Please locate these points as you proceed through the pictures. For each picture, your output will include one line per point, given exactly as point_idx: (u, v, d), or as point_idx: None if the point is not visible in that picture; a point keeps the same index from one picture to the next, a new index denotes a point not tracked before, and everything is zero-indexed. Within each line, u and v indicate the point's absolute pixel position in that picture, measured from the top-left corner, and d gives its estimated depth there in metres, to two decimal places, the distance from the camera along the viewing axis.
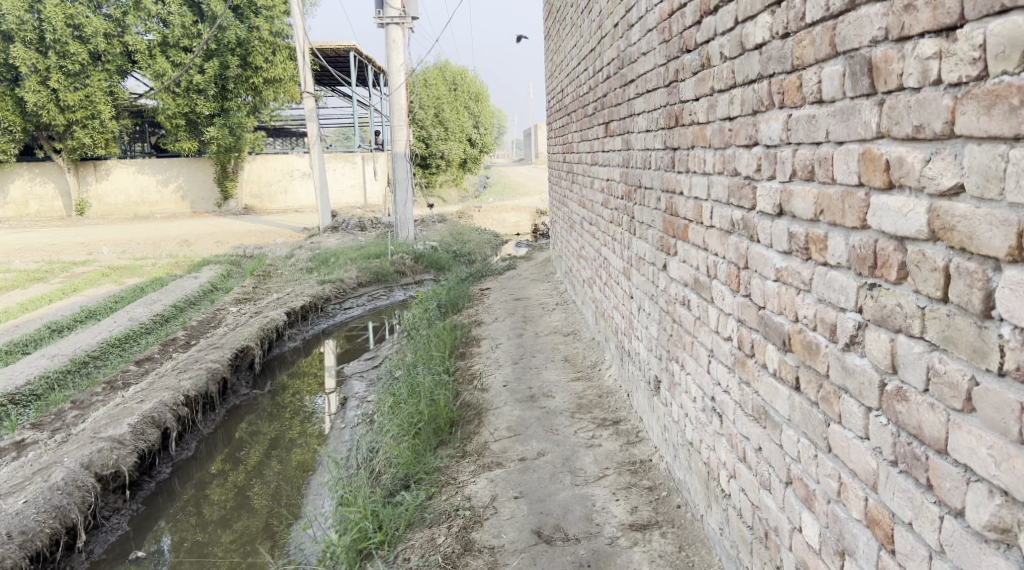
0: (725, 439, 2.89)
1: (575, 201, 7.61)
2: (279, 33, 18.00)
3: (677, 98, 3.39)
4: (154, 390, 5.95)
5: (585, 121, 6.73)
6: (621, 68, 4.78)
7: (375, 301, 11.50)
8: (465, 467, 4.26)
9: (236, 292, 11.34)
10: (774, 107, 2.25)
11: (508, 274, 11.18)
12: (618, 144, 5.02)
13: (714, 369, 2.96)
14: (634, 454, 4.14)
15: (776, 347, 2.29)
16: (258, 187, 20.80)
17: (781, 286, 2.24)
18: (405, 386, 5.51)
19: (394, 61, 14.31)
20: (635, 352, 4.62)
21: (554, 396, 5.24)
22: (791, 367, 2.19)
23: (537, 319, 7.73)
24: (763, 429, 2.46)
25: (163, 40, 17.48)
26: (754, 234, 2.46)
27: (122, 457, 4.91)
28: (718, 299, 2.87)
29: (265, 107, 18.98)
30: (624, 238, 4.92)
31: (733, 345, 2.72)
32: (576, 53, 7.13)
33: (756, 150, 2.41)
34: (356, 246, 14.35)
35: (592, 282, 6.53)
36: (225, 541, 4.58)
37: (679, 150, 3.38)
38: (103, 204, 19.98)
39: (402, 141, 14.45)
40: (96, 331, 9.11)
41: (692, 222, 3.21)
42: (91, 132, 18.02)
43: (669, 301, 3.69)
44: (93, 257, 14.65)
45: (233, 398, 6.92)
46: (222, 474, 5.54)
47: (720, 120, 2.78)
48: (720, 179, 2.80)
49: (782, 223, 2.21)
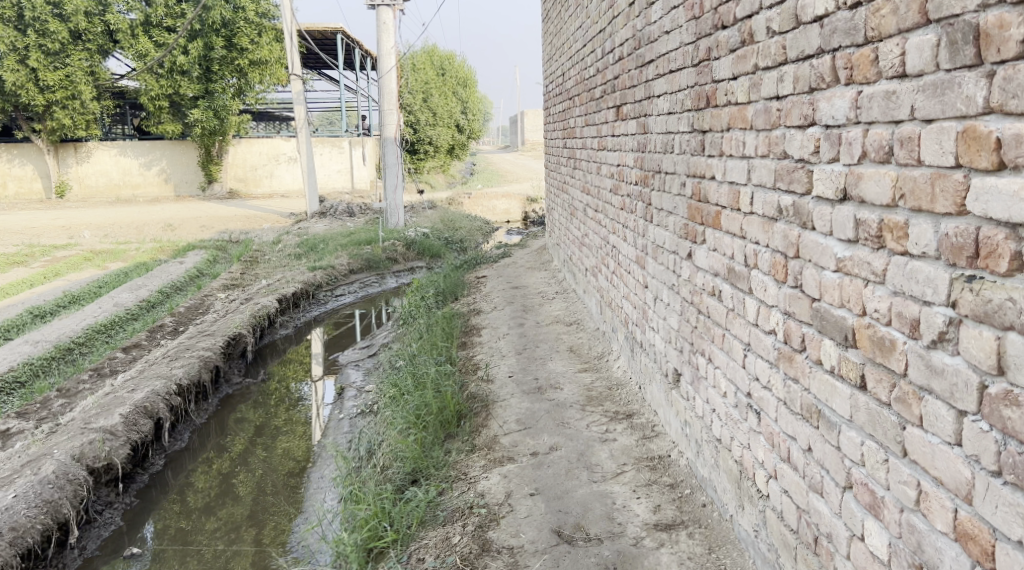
0: (763, 437, 2.74)
1: (577, 187, 7.43)
2: (265, 13, 17.65)
3: (709, 77, 3.23)
4: (145, 379, 5.73)
5: (590, 105, 6.55)
6: (637, 49, 4.60)
7: (366, 288, 11.30)
8: (474, 462, 4.10)
9: (224, 278, 11.08)
10: (838, 84, 2.08)
11: (503, 262, 10.99)
12: (632, 127, 4.84)
13: (751, 364, 2.81)
14: (651, 449, 3.99)
15: (835, 342, 2.14)
16: (243, 171, 20.46)
17: (843, 278, 2.08)
18: (408, 377, 5.33)
19: (384, 44, 14.05)
20: (650, 343, 4.47)
21: (562, 388, 5.08)
22: (854, 364, 2.04)
23: (537, 308, 7.56)
24: (813, 429, 2.32)
25: (146, 20, 17.06)
26: (808, 221, 2.31)
27: (115, 449, 4.69)
28: (757, 290, 2.72)
29: (250, 90, 18.59)
30: (637, 225, 4.76)
31: (777, 339, 2.57)
32: (580, 35, 6.93)
33: (812, 130, 2.25)
34: (345, 232, 14.10)
35: (596, 271, 6.37)
36: (209, 529, 4.49)
37: (711, 133, 3.21)
38: (84, 186, 19.56)
39: (392, 125, 14.17)
40: (81, 316, 8.85)
41: (726, 209, 3.05)
42: (71, 113, 17.61)
43: (694, 292, 3.53)
44: (75, 241, 14.30)
45: (226, 387, 6.70)
46: (208, 461, 5.44)
47: (765, 99, 2.61)
48: (764, 163, 2.64)
49: (846, 208, 2.06)
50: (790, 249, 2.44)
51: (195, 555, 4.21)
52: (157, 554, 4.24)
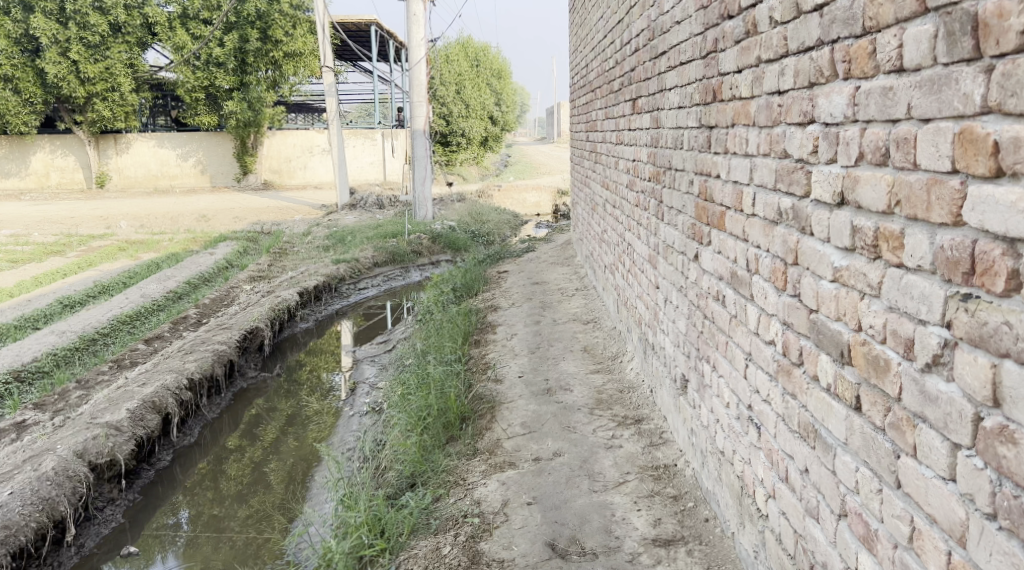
0: (763, 453, 2.59)
1: (598, 182, 7.26)
2: (300, 6, 17.70)
3: (715, 70, 3.05)
4: (156, 373, 5.74)
5: (610, 97, 6.37)
6: (651, 40, 4.43)
7: (390, 282, 11.28)
8: (475, 467, 4.01)
9: (251, 269, 11.12)
10: (837, 78, 1.92)
11: (527, 256, 10.84)
12: (647, 121, 4.66)
13: (752, 376, 2.65)
14: (657, 457, 3.84)
15: (832, 358, 1.98)
16: (278, 163, 20.61)
17: (840, 289, 1.92)
18: (416, 376, 5.24)
19: (414, 35, 13.95)
20: (660, 347, 4.32)
21: (571, 390, 4.95)
22: (850, 384, 1.88)
23: (555, 305, 7.42)
24: (810, 449, 2.16)
25: (183, 12, 17.24)
26: (807, 225, 2.14)
27: (118, 445, 4.72)
28: (758, 297, 2.56)
29: (285, 82, 18.66)
30: (650, 223, 4.60)
31: (776, 350, 2.41)
32: (603, 25, 6.75)
33: (811, 128, 2.09)
34: (373, 225, 14.09)
35: (614, 269, 6.21)
36: (241, 516, 4.60)
37: (716, 129, 3.05)
38: (123, 177, 19.89)
39: (421, 118, 14.07)
40: (108, 307, 8.94)
41: (729, 209, 2.89)
42: (111, 104, 17.89)
43: (700, 296, 3.37)
44: (112, 231, 14.53)
45: (240, 381, 6.69)
46: (240, 451, 5.58)
47: (767, 94, 2.44)
48: (766, 162, 2.47)
49: (844, 213, 1.89)
50: (790, 255, 2.27)
51: (228, 542, 4.32)
52: (190, 542, 4.38)
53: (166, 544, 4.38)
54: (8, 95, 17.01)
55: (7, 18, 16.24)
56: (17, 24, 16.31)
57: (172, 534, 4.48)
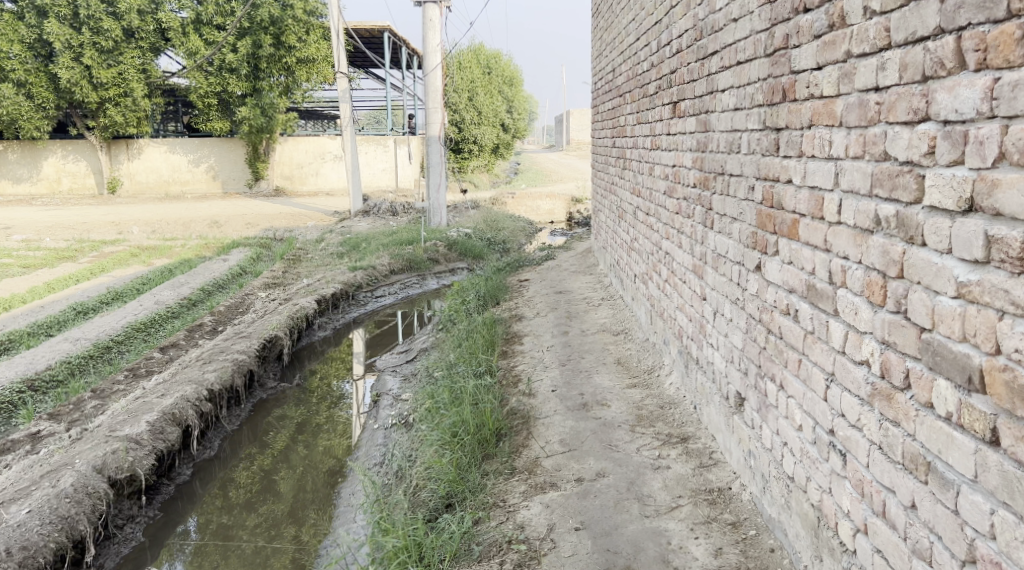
0: (849, 482, 2.38)
1: (627, 189, 7.05)
2: (313, 11, 17.58)
3: (786, 68, 2.85)
4: (175, 383, 5.55)
5: (643, 102, 6.18)
6: (699, 40, 4.24)
7: (406, 289, 11.07)
8: (515, 487, 3.81)
9: (265, 276, 10.94)
10: (964, 70, 1.72)
11: (547, 265, 10.63)
12: (692, 125, 4.46)
13: (836, 398, 2.45)
14: (710, 480, 3.64)
15: (953, 384, 1.77)
16: (289, 169, 20.51)
17: (966, 307, 1.72)
18: (445, 389, 5.03)
19: (430, 41, 13.79)
20: (707, 361, 4.11)
21: (609, 405, 4.73)
22: (981, 415, 1.67)
23: (582, 315, 7.20)
24: (919, 482, 1.94)
25: (197, 18, 17.15)
26: (915, 235, 1.94)
27: (138, 459, 4.53)
28: (846, 313, 2.35)
29: (298, 88, 18.54)
30: (695, 231, 4.39)
31: (871, 371, 2.20)
32: (634, 27, 6.56)
33: (924, 127, 1.88)
34: (388, 232, 13.91)
35: (646, 278, 6.01)
36: (250, 525, 4.57)
37: (787, 130, 2.85)
38: (135, 182, 19.77)
39: (437, 124, 13.89)
40: (122, 314, 8.77)
41: (805, 217, 2.69)
42: (124, 110, 17.75)
43: (763, 309, 3.17)
44: (124, 237, 14.38)
45: (259, 392, 6.49)
46: (249, 457, 5.50)
47: (859, 91, 2.24)
48: (857, 165, 2.26)
49: (974, 221, 1.69)
50: (891, 268, 2.06)
51: (238, 550, 4.30)
52: (198, 549, 4.35)
53: (174, 553, 4.34)
54: (20, 100, 16.93)
55: (22, 23, 16.18)
56: (31, 29, 16.24)
57: (180, 542, 4.43)
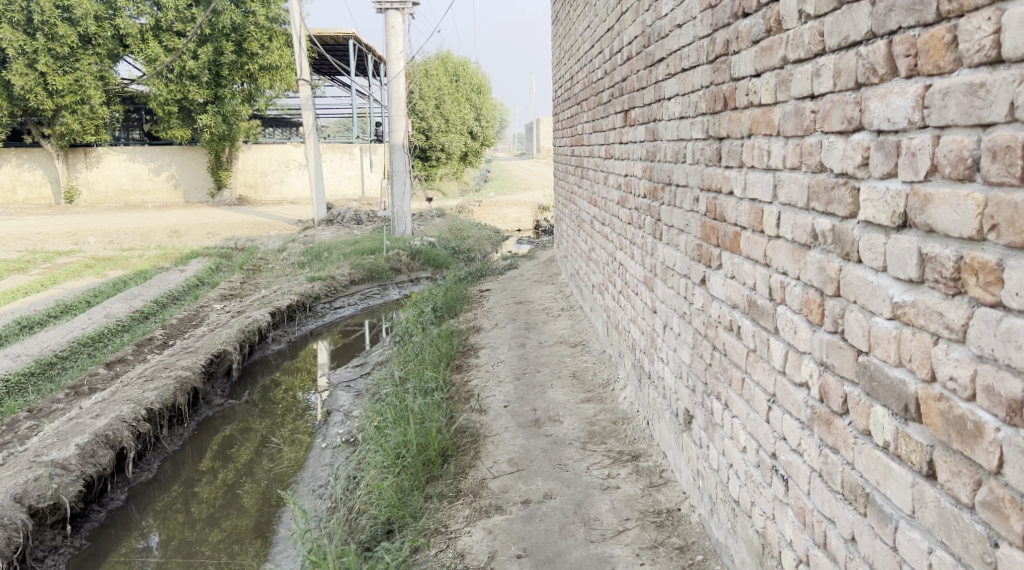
0: (791, 510, 2.27)
1: (584, 198, 6.95)
2: (275, 18, 17.33)
3: (727, 76, 2.75)
4: (113, 403, 5.31)
5: (598, 109, 6.09)
6: (647, 46, 4.14)
7: (367, 300, 10.84)
8: (457, 512, 3.67)
9: (222, 287, 10.67)
10: (894, 77, 1.61)
11: (509, 274, 10.49)
12: (642, 134, 4.35)
13: (777, 420, 2.34)
14: (659, 501, 3.52)
15: (890, 412, 1.65)
16: (252, 177, 20.20)
17: (901, 329, 1.61)
18: (394, 406, 4.85)
19: (393, 49, 13.63)
20: (658, 376, 3.99)
21: (561, 421, 4.60)
22: (918, 446, 1.55)
23: (541, 326, 7.06)
24: (857, 514, 1.83)
25: (156, 24, 16.76)
26: (851, 251, 1.83)
27: (64, 486, 4.32)
28: (786, 331, 2.24)
29: (260, 95, 18.25)
30: (646, 243, 4.28)
31: (810, 394, 2.09)
32: (589, 34, 6.49)
33: (857, 137, 1.77)
34: (350, 241, 13.67)
35: (602, 289, 5.90)
36: (214, 541, 4.49)
37: (729, 140, 2.74)
38: (93, 192, 19.28)
39: (400, 132, 13.70)
40: (69, 328, 8.45)
41: (745, 230, 2.58)
42: (81, 118, 17.30)
43: (708, 324, 3.05)
44: (79, 247, 13.98)
45: (205, 410, 6.25)
46: (211, 472, 5.40)
47: (795, 99, 2.13)
48: (794, 177, 2.16)
49: (908, 238, 1.57)
50: (828, 285, 1.96)
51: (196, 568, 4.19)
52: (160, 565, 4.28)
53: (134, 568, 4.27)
54: None
55: None
56: None
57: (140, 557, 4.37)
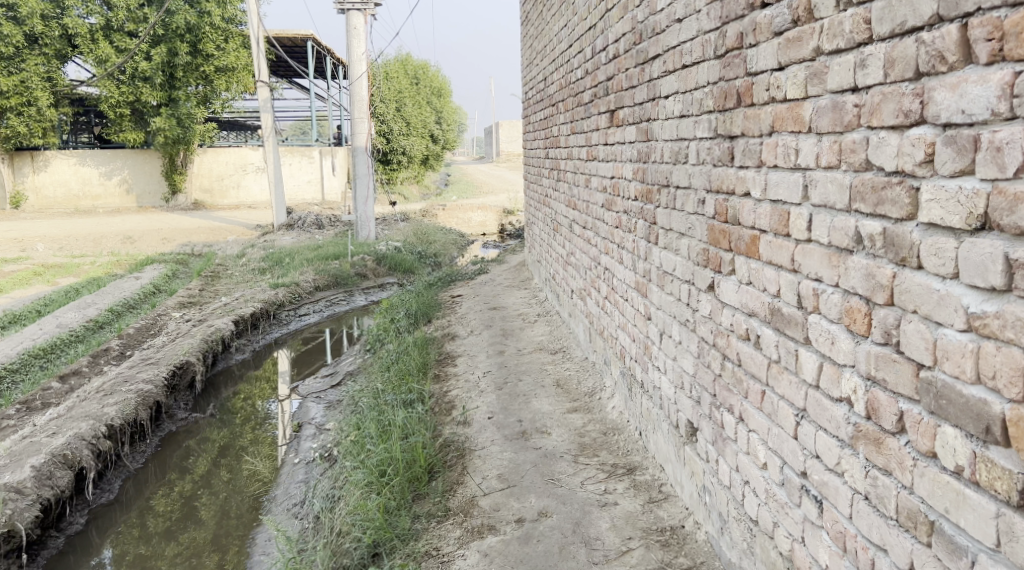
0: (826, 533, 2.12)
1: (561, 201, 6.81)
2: (232, 19, 16.88)
3: (741, 70, 2.60)
4: (70, 419, 4.96)
5: (577, 110, 5.94)
6: (638, 44, 3.99)
7: (332, 306, 10.53)
8: (448, 533, 3.46)
9: (181, 295, 10.25)
10: (970, 65, 1.47)
11: (479, 279, 10.30)
12: (632, 134, 4.20)
13: (808, 437, 2.19)
14: (661, 517, 3.36)
15: (967, 436, 1.50)
16: (209, 181, 19.67)
17: (978, 343, 1.47)
18: (373, 420, 4.62)
19: (355, 50, 13.33)
20: (654, 386, 3.83)
21: (549, 433, 4.41)
22: (1003, 473, 1.41)
23: (517, 333, 6.87)
24: (919, 544, 1.67)
25: (106, 24, 16.21)
26: (907, 256, 1.68)
27: (18, 512, 4.00)
28: (820, 342, 2.09)
29: (216, 98, 17.75)
30: (638, 247, 4.13)
31: (852, 411, 1.94)
32: (565, 34, 6.35)
33: (916, 132, 1.63)
34: (313, 246, 13.33)
35: (584, 294, 5.74)
36: (170, 554, 4.33)
37: (743, 138, 2.60)
38: (41, 197, 18.50)
39: (363, 134, 13.42)
40: (18, 340, 7.98)
41: (765, 233, 2.43)
42: (27, 120, 16.58)
43: (718, 333, 2.90)
44: (26, 254, 13.33)
45: (168, 424, 5.90)
46: (170, 483, 5.19)
47: (832, 93, 1.98)
48: (831, 176, 2.01)
49: (989, 243, 1.44)
50: (878, 293, 1.80)
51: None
52: None
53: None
54: None
55: None
56: None
57: None
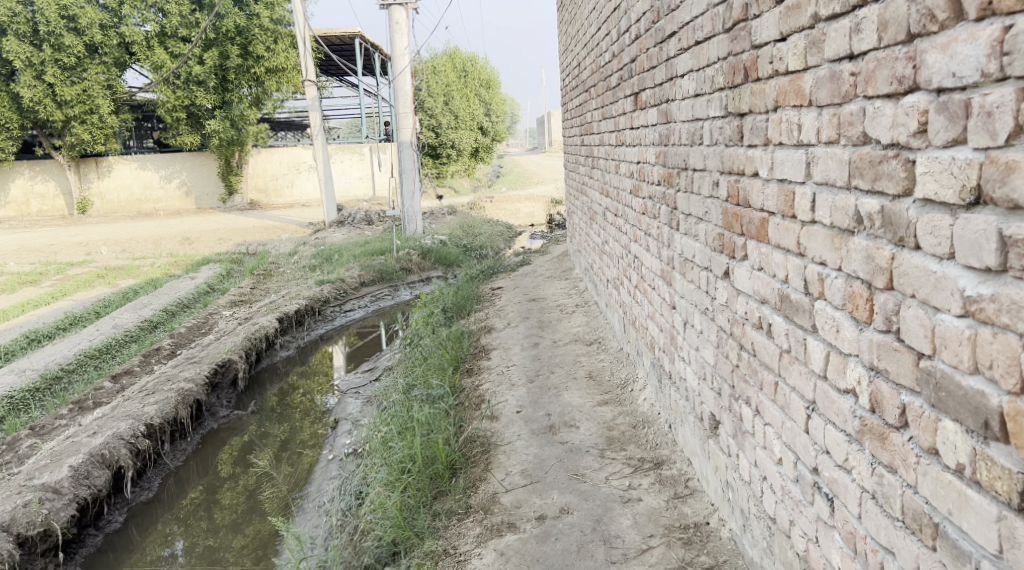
0: (838, 534, 1.98)
1: (596, 189, 6.66)
2: (280, 20, 17.10)
3: (747, 44, 2.45)
4: (110, 419, 5.11)
5: (607, 95, 5.78)
6: (657, 23, 3.84)
7: (377, 302, 10.60)
8: (467, 531, 3.42)
9: (232, 293, 10.46)
10: (962, 22, 1.33)
11: (521, 270, 10.21)
12: (654, 117, 4.05)
13: (818, 431, 2.05)
14: (685, 514, 3.23)
15: (968, 432, 1.36)
16: (263, 181, 20.08)
17: (974, 329, 1.33)
18: (401, 417, 4.60)
19: (397, 45, 13.33)
20: (680, 378, 3.69)
21: (577, 427, 4.31)
22: (1003, 473, 1.28)
23: (555, 324, 6.77)
24: (925, 548, 1.54)
25: (161, 31, 16.60)
26: (905, 236, 1.54)
27: (54, 511, 4.16)
28: (825, 330, 1.95)
29: (268, 99, 18.08)
30: (662, 233, 3.99)
31: (858, 403, 1.80)
32: (595, 17, 6.20)
33: (910, 100, 1.48)
34: (361, 242, 13.46)
35: (618, 283, 5.60)
36: (237, 546, 4.42)
37: (751, 116, 2.45)
38: (106, 202, 19.13)
39: (408, 129, 13.43)
40: (75, 341, 8.24)
41: (774, 216, 2.29)
42: (90, 128, 17.17)
43: (734, 321, 2.77)
44: (91, 258, 13.81)
45: (210, 422, 6.02)
46: (232, 478, 5.28)
47: (830, 62, 1.84)
48: (831, 152, 1.87)
49: (983, 218, 1.30)
50: (878, 277, 1.66)
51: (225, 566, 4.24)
52: None
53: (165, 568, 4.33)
54: None
55: None
56: None
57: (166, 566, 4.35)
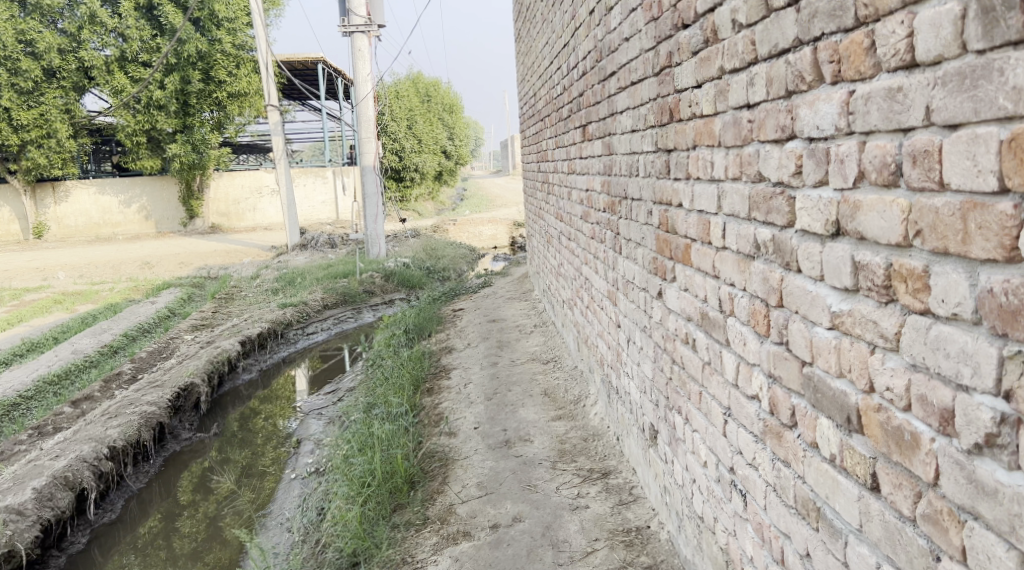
0: (750, 525, 2.22)
1: (551, 213, 6.93)
2: (242, 45, 17.19)
3: (671, 87, 2.73)
4: (73, 443, 5.19)
5: (560, 125, 6.06)
6: (599, 61, 4.13)
7: (341, 324, 10.70)
8: (424, 540, 3.60)
9: (194, 317, 10.50)
10: (822, 83, 1.60)
11: (482, 292, 10.43)
12: (599, 148, 4.33)
13: (733, 434, 2.29)
14: (628, 518, 3.46)
15: (837, 425, 1.61)
16: (225, 205, 20.06)
17: (839, 338, 1.58)
18: (360, 435, 4.76)
19: (360, 71, 13.47)
20: (625, 392, 3.94)
21: (532, 441, 4.52)
22: (862, 459, 1.53)
23: (513, 344, 6.99)
24: (811, 530, 1.78)
25: (121, 56, 16.57)
26: (790, 260, 1.80)
27: (19, 532, 4.25)
28: (736, 343, 2.20)
29: (230, 123, 18.14)
30: (607, 257, 4.25)
31: (761, 407, 2.05)
32: (548, 51, 6.49)
33: (790, 146, 1.75)
34: (324, 265, 13.57)
35: (572, 303, 5.85)
36: None
37: (675, 151, 2.72)
38: (63, 226, 18.93)
39: (371, 154, 13.61)
40: (33, 367, 8.23)
41: (695, 242, 2.55)
42: (48, 152, 17.05)
43: (667, 337, 3.01)
44: (48, 283, 13.70)
45: (172, 444, 6.10)
46: (191, 506, 5.29)
47: (733, 109, 2.11)
48: (736, 187, 2.13)
49: (841, 247, 1.56)
50: (772, 296, 1.92)
51: None
52: None
53: None
54: None
55: None
56: None
57: None
